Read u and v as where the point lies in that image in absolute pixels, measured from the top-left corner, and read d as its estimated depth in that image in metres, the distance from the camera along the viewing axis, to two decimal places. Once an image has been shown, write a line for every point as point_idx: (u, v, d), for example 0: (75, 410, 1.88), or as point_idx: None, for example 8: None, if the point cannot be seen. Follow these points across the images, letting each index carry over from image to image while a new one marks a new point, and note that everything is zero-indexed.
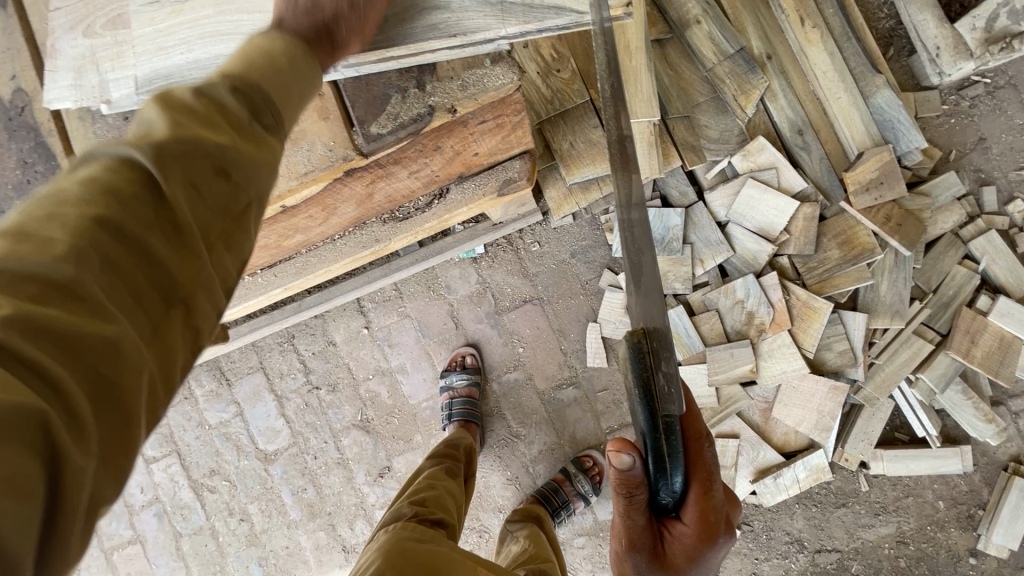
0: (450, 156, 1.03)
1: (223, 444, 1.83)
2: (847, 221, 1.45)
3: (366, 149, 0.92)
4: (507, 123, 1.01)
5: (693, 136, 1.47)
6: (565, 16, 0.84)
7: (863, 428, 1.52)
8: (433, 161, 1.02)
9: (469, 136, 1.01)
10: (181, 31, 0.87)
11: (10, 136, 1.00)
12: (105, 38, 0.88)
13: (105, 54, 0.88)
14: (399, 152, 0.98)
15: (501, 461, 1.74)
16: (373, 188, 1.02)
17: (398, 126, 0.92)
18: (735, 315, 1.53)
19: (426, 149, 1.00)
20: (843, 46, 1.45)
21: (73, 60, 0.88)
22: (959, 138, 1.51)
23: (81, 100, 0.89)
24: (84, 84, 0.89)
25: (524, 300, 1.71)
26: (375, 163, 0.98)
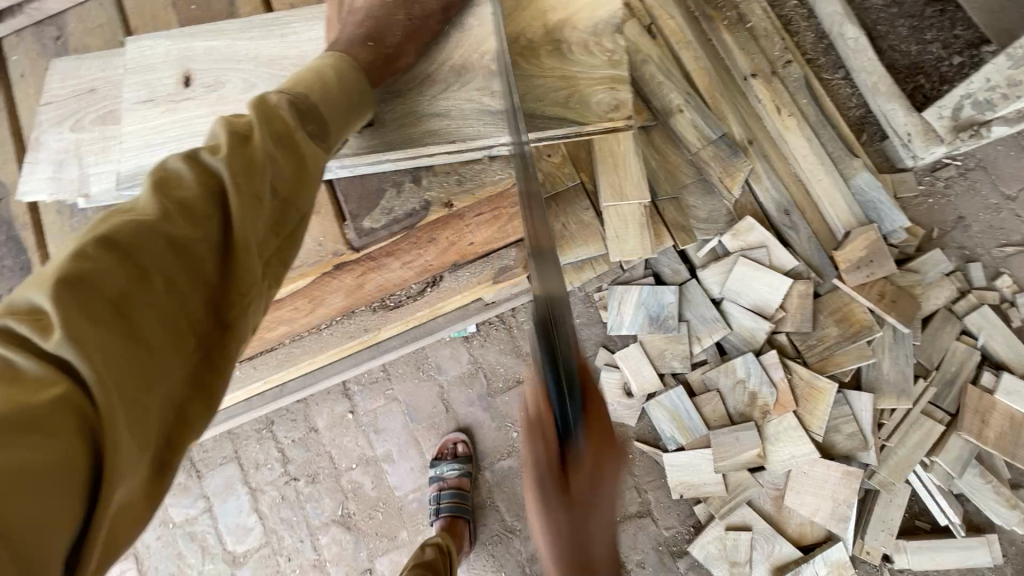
0: (445, 246, 0.99)
1: (188, 545, 1.66)
2: (841, 299, 1.45)
3: (357, 244, 0.89)
4: (503, 214, 0.98)
5: (682, 216, 1.48)
6: (565, 127, 0.81)
7: (882, 517, 1.43)
8: (427, 252, 0.98)
9: (465, 227, 0.97)
10: (170, 129, 0.81)
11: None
12: (93, 133, 0.86)
13: (92, 150, 0.85)
14: (393, 245, 0.93)
15: (495, 560, 1.60)
16: (364, 279, 0.98)
17: (391, 221, 0.88)
18: (738, 395, 1.48)
19: (420, 241, 0.95)
20: (819, 132, 1.52)
21: (60, 156, 0.86)
22: (939, 217, 1.55)
23: (58, 194, 0.85)
24: (63, 176, 0.85)
25: (517, 380, 1.65)
26: (366, 257, 0.94)
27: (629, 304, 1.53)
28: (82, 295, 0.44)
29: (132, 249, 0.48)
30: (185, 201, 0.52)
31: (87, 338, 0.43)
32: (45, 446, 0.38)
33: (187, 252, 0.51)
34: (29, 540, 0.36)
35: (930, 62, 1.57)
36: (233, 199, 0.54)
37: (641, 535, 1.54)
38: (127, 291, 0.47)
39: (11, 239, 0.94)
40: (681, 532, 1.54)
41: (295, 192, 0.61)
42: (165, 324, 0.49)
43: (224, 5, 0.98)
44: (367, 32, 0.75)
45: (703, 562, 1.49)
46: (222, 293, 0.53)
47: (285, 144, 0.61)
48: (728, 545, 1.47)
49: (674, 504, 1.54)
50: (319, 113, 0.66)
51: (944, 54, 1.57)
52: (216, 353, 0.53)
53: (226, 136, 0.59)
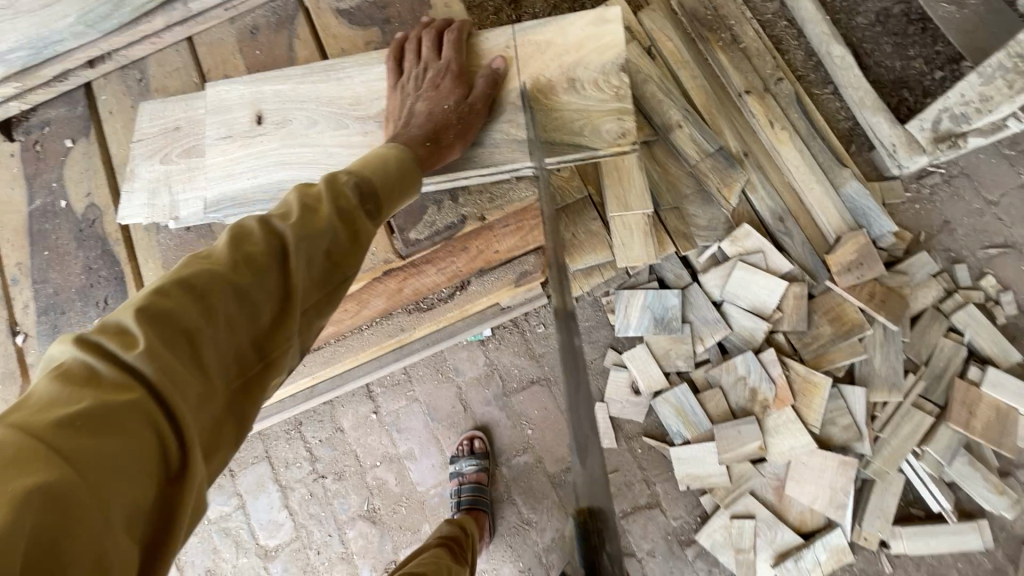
0: (476, 254, 1.09)
1: (223, 540, 1.76)
2: (834, 299, 1.55)
3: (405, 253, 0.99)
4: (527, 225, 1.08)
5: (684, 224, 1.60)
6: (580, 153, 0.91)
7: (878, 505, 1.51)
8: (459, 259, 1.08)
9: (494, 237, 1.06)
10: (248, 162, 0.93)
11: (79, 244, 1.10)
12: (180, 164, 0.97)
13: (177, 176, 0.97)
14: (432, 253, 1.04)
15: (513, 551, 1.69)
16: (404, 284, 1.08)
17: (433, 233, 0.98)
18: (739, 391, 1.58)
19: (455, 250, 1.06)
20: (810, 144, 1.63)
21: (149, 182, 0.98)
22: (925, 222, 1.66)
23: (152, 216, 0.97)
24: (157, 203, 0.97)
25: (531, 381, 1.75)
26: (409, 264, 1.04)
27: (635, 308, 1.63)
28: (162, 327, 0.56)
29: (203, 293, 0.60)
30: (252, 254, 0.64)
31: (163, 358, 0.55)
32: (120, 443, 0.50)
33: (248, 300, 0.63)
34: (104, 515, 0.47)
35: (913, 77, 1.69)
36: (293, 257, 0.66)
37: (650, 525, 1.63)
38: (196, 328, 0.58)
39: (104, 251, 1.08)
40: (688, 522, 1.62)
41: (346, 257, 0.72)
42: (222, 355, 0.60)
43: (279, 49, 1.13)
44: (427, 130, 0.84)
45: (710, 549, 1.57)
46: (274, 332, 0.65)
47: (346, 219, 0.72)
48: (734, 534, 1.56)
49: (681, 495, 1.63)
50: (382, 196, 0.77)
51: (926, 69, 1.69)
52: (256, 381, 0.64)
53: (296, 203, 0.71)
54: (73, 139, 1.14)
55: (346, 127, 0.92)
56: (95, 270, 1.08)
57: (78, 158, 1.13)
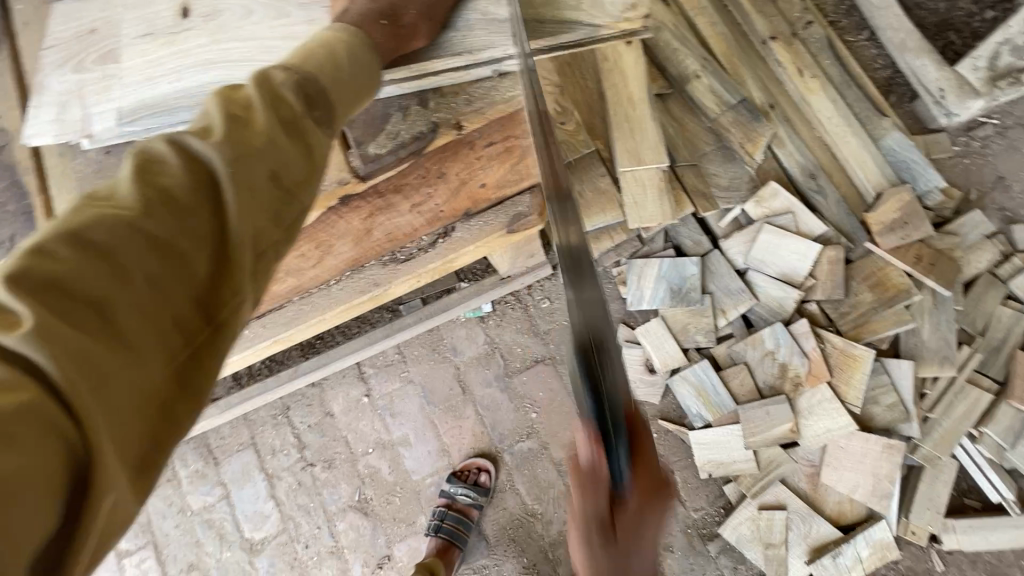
0: (455, 186, 0.94)
1: (205, 533, 1.64)
2: (875, 263, 1.37)
3: (363, 171, 0.84)
4: (514, 147, 0.94)
5: (703, 183, 1.44)
6: (579, 31, 0.80)
7: (928, 495, 1.34)
8: (437, 191, 0.93)
9: (475, 161, 0.94)
10: (171, 61, 0.78)
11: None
12: (94, 71, 0.79)
13: (93, 88, 0.79)
14: (399, 177, 0.93)
15: (517, 545, 1.55)
16: (371, 222, 0.93)
17: (398, 146, 0.84)
18: (766, 368, 1.41)
19: (428, 176, 0.93)
20: (844, 93, 1.46)
21: (58, 95, 0.79)
22: (977, 178, 1.47)
23: (61, 135, 0.79)
24: (68, 119, 0.79)
25: (536, 360, 1.61)
26: (373, 191, 0.92)
27: (649, 279, 1.47)
28: (54, 299, 0.41)
29: (110, 248, 0.44)
30: (169, 189, 0.48)
31: (57, 338, 0.39)
32: (2, 463, 0.34)
33: (173, 250, 0.47)
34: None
35: (960, 19, 1.51)
36: (232, 190, 0.50)
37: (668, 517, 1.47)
38: (105, 294, 0.43)
39: (21, 188, 0.90)
40: (710, 514, 1.46)
41: (304, 183, 0.58)
42: (148, 324, 0.45)
43: None
44: (382, 8, 0.69)
45: (735, 544, 1.41)
46: (217, 289, 0.50)
47: (292, 121, 0.57)
48: (762, 527, 1.39)
49: (702, 485, 1.47)
50: (329, 99, 0.61)
51: (976, 9, 1.50)
52: (206, 347, 0.49)
53: (219, 115, 0.54)
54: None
55: (286, 16, 0.76)
56: (11, 210, 0.90)
57: None
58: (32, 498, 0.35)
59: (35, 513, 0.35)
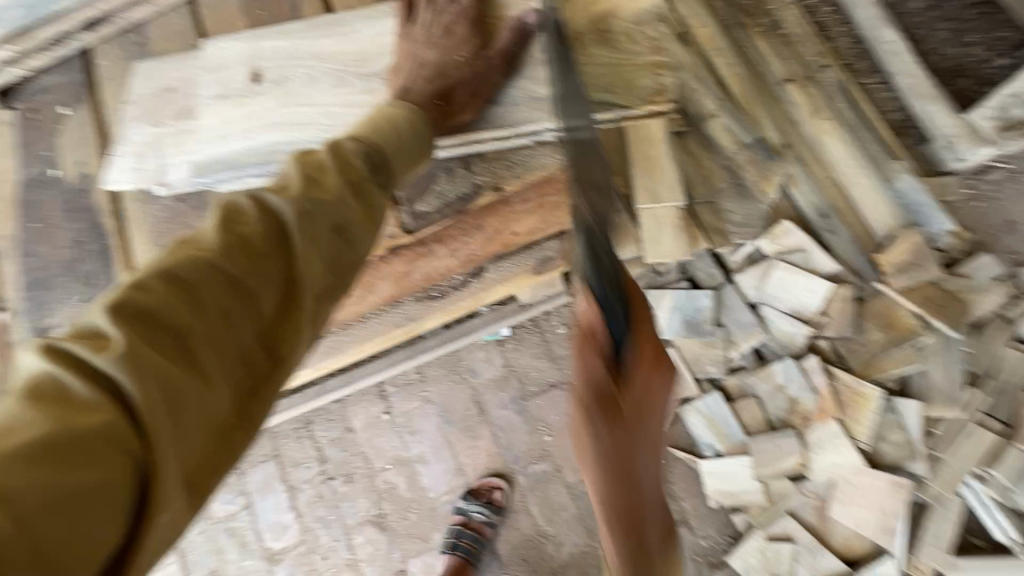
0: (490, 235, 0.99)
1: (228, 540, 1.70)
2: (885, 303, 1.41)
3: (413, 226, 0.93)
4: (547, 203, 0.99)
5: (718, 220, 1.49)
6: (614, 104, 0.86)
7: (935, 532, 1.36)
8: (473, 240, 0.99)
9: (511, 216, 0.98)
10: (245, 120, 0.87)
11: (68, 216, 1.05)
12: (172, 127, 0.89)
13: (172, 141, 0.89)
14: (445, 230, 0.96)
15: (528, 565, 1.59)
16: (412, 266, 0.98)
17: (443, 204, 0.93)
18: (777, 401, 1.46)
19: (468, 228, 0.97)
20: (858, 135, 1.50)
21: (141, 145, 0.89)
22: (987, 221, 1.51)
23: (140, 181, 0.88)
24: (147, 166, 0.89)
25: (551, 384, 1.66)
26: (419, 242, 0.96)
27: (663, 311, 1.52)
28: (146, 327, 0.51)
29: (191, 285, 0.54)
30: (246, 237, 0.58)
31: (141, 360, 0.49)
32: (88, 467, 0.45)
33: (242, 288, 0.56)
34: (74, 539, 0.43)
35: (972, 66, 1.56)
36: (297, 239, 0.60)
37: None
38: (184, 323, 0.53)
39: (96, 225, 1.02)
40: (719, 542, 1.50)
41: (359, 232, 0.66)
42: (216, 349, 0.54)
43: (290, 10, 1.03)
44: (436, 89, 0.84)
45: (743, 573, 1.45)
46: (276, 324, 0.59)
47: (352, 187, 0.66)
48: (770, 557, 1.43)
49: (711, 513, 1.51)
50: (389, 165, 0.73)
51: (987, 57, 1.55)
52: (264, 377, 0.58)
53: (298, 175, 0.64)
54: (67, 106, 1.09)
55: (351, 86, 0.89)
56: (83, 243, 1.02)
57: (75, 127, 1.09)
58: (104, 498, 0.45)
59: (107, 506, 0.45)
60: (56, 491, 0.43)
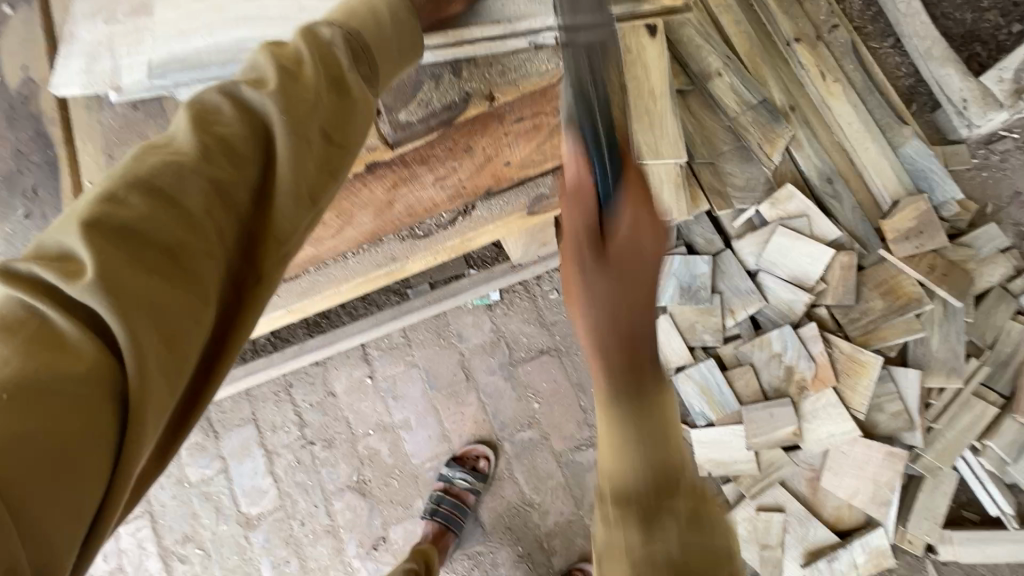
0: (480, 162, 0.92)
1: (202, 505, 1.64)
2: (887, 271, 1.37)
3: (393, 139, 0.79)
4: (543, 125, 0.91)
5: (720, 182, 1.43)
6: (619, 4, 0.78)
7: (927, 504, 1.34)
8: (461, 166, 0.91)
9: (503, 136, 0.89)
10: (205, 18, 0.77)
11: (8, 126, 0.89)
12: (126, 25, 0.79)
13: (123, 40, 0.79)
14: (427, 149, 0.85)
15: (512, 534, 1.55)
16: (394, 194, 0.91)
17: (429, 114, 0.79)
18: (773, 370, 1.41)
19: (455, 151, 0.88)
20: (865, 99, 1.45)
21: (88, 46, 0.80)
22: (994, 191, 1.47)
23: (88, 86, 0.79)
24: (96, 69, 0.79)
25: (541, 350, 1.61)
26: (399, 162, 0.85)
27: (659, 275, 1.46)
28: (127, 245, 0.43)
29: (173, 197, 0.46)
30: (227, 138, 0.49)
31: (127, 286, 0.42)
32: (67, 415, 0.39)
33: (229, 202, 0.49)
34: (55, 495, 0.37)
35: (986, 31, 1.50)
36: (286, 142, 0.51)
37: None
38: (176, 242, 0.45)
39: (40, 134, 0.88)
40: None
41: (349, 138, 0.57)
42: (210, 271, 0.47)
43: None
44: None
45: (731, 544, 1.42)
46: (267, 241, 0.51)
47: (332, 83, 0.56)
48: (760, 527, 1.40)
49: (701, 483, 1.48)
50: (373, 58, 0.61)
51: (1003, 22, 1.49)
52: (250, 303, 0.51)
53: (270, 66, 0.54)
54: (13, 6, 0.92)
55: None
56: (25, 155, 0.89)
57: (17, 28, 0.91)
58: (92, 444, 0.40)
59: (96, 454, 0.40)
60: (39, 439, 0.37)
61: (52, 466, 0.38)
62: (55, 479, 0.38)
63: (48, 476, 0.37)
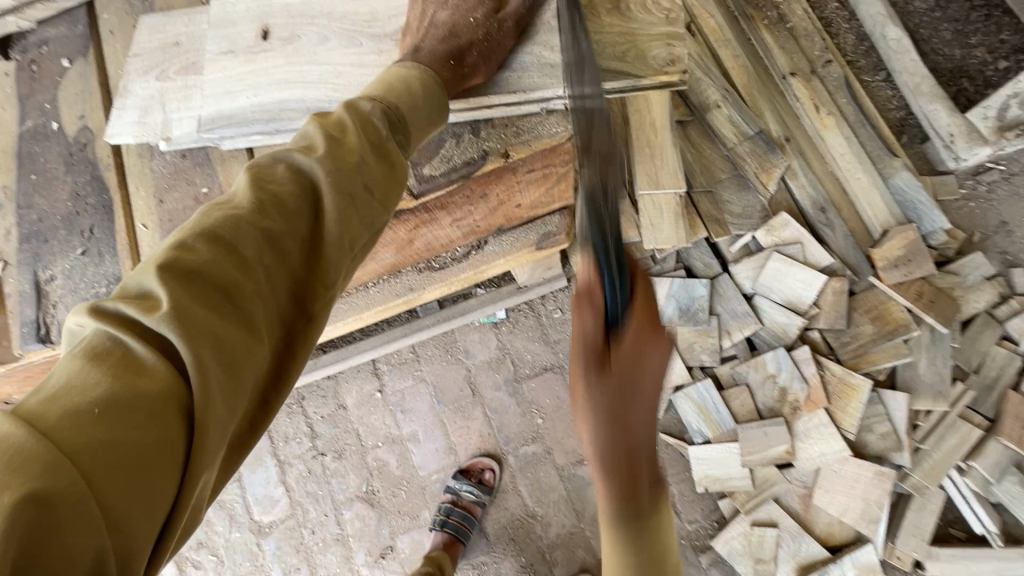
0: (495, 206, 0.98)
1: (216, 513, 1.70)
2: (877, 297, 1.43)
3: (417, 191, 0.86)
4: (553, 173, 0.96)
5: (717, 210, 1.49)
6: (623, 80, 0.88)
7: (915, 522, 1.40)
8: (476, 210, 0.98)
9: (516, 184, 0.95)
10: (250, 78, 0.85)
11: (67, 170, 0.99)
12: (177, 82, 0.87)
13: (174, 97, 0.87)
14: (448, 196, 0.91)
15: (516, 545, 1.61)
16: (415, 234, 0.97)
17: (450, 169, 0.87)
18: (767, 390, 1.47)
19: (473, 196, 0.94)
20: (857, 131, 1.52)
21: (142, 100, 0.87)
22: (980, 221, 1.53)
23: (141, 137, 0.86)
24: (148, 121, 0.87)
25: (545, 367, 1.67)
26: (421, 208, 0.92)
27: (659, 298, 1.53)
28: (195, 287, 0.49)
29: (235, 245, 0.52)
30: (279, 196, 0.57)
31: (196, 320, 0.48)
32: (146, 431, 0.43)
33: (282, 249, 0.55)
34: (128, 506, 0.41)
35: (974, 67, 1.57)
36: (330, 197, 0.58)
37: None
38: (234, 284, 0.51)
39: (96, 178, 0.98)
40: (704, 527, 1.52)
41: (384, 192, 0.64)
42: (262, 310, 0.53)
43: None
44: (450, 49, 0.77)
45: (726, 558, 1.47)
46: (312, 286, 0.58)
47: (374, 147, 0.64)
48: (754, 542, 1.45)
49: (698, 499, 1.54)
50: (407, 127, 0.69)
51: (989, 59, 1.56)
52: (299, 338, 0.57)
53: (318, 135, 0.62)
54: (70, 59, 1.04)
55: (358, 46, 0.85)
56: (82, 198, 0.97)
57: (75, 80, 1.02)
58: (162, 460, 0.44)
59: (163, 470, 0.44)
60: (123, 454, 0.42)
61: (131, 474, 0.42)
62: (131, 490, 0.42)
63: (125, 487, 0.41)
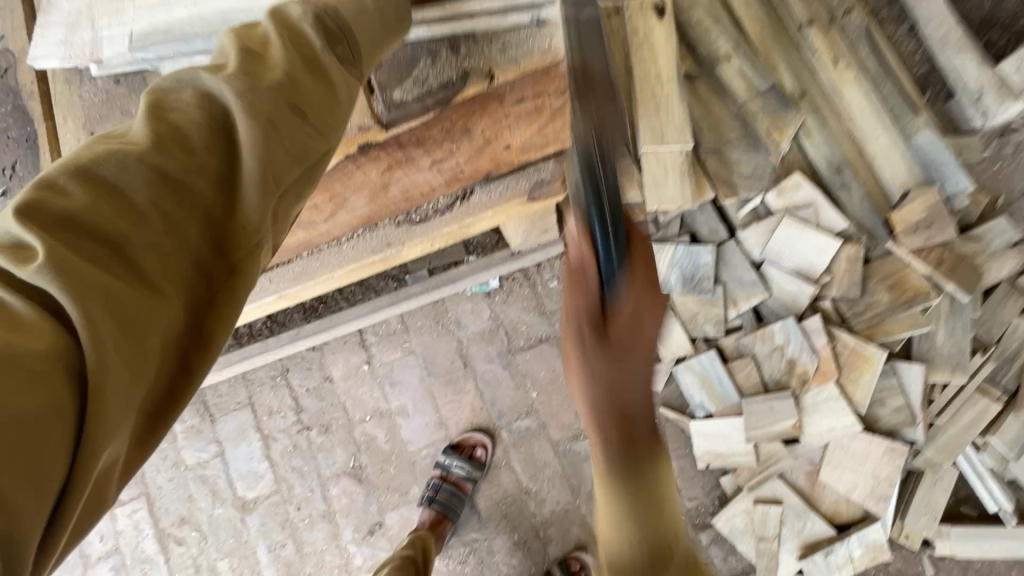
0: (479, 143, 0.92)
1: (198, 489, 1.63)
2: (893, 264, 1.34)
3: (387, 119, 0.82)
4: (545, 107, 0.91)
5: (725, 169, 1.39)
6: None
7: (925, 500, 1.34)
8: (460, 149, 0.92)
9: (502, 118, 0.90)
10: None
11: None
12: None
13: (110, 15, 0.77)
14: (424, 129, 0.87)
15: (509, 521, 1.55)
16: (390, 176, 0.91)
17: (425, 94, 0.82)
18: (774, 363, 1.39)
19: (453, 129, 0.89)
20: (880, 85, 1.36)
21: (77, 18, 0.79)
22: (1004, 184, 1.44)
23: (76, 60, 0.80)
24: (83, 45, 0.78)
25: (540, 339, 1.59)
26: (395, 143, 0.88)
27: (661, 265, 1.44)
28: (75, 234, 0.44)
29: (121, 187, 0.47)
30: (180, 129, 0.50)
31: (81, 270, 0.43)
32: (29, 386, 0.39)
33: (184, 191, 0.50)
34: (12, 466, 0.37)
35: (1005, 16, 1.45)
36: (242, 130, 0.52)
37: None
38: (123, 232, 0.46)
39: (18, 108, 0.88)
40: (705, 504, 1.47)
41: (324, 118, 0.59)
42: (161, 259, 0.48)
43: None
44: None
45: (727, 535, 1.42)
46: (228, 231, 0.53)
47: (309, 63, 0.58)
48: (757, 520, 1.40)
49: (699, 474, 1.48)
50: (358, 36, 0.62)
51: (1023, 7, 1.44)
52: (220, 291, 0.53)
53: (237, 52, 0.55)
54: None
55: None
56: (2, 130, 0.88)
57: (0, 4, 0.88)
58: (52, 414, 0.40)
59: (56, 427, 0.40)
60: (3, 408, 0.38)
61: (14, 430, 0.38)
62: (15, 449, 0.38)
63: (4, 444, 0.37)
